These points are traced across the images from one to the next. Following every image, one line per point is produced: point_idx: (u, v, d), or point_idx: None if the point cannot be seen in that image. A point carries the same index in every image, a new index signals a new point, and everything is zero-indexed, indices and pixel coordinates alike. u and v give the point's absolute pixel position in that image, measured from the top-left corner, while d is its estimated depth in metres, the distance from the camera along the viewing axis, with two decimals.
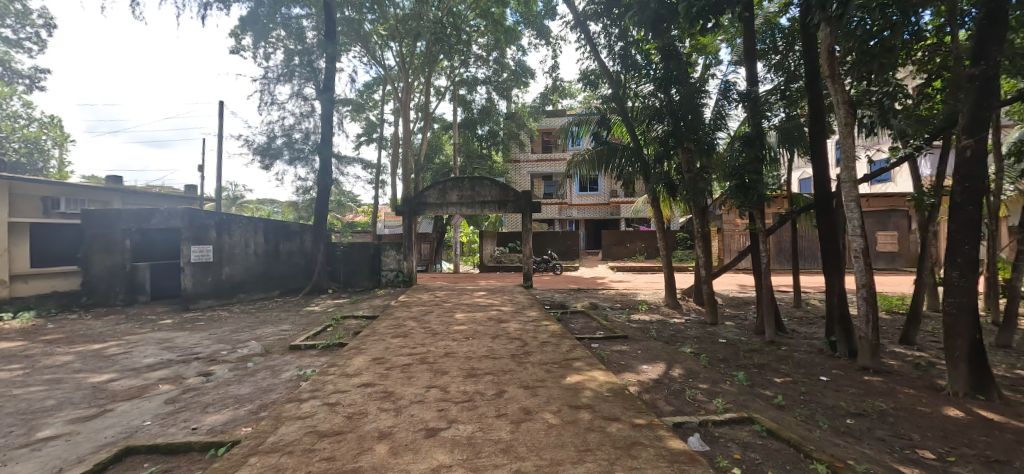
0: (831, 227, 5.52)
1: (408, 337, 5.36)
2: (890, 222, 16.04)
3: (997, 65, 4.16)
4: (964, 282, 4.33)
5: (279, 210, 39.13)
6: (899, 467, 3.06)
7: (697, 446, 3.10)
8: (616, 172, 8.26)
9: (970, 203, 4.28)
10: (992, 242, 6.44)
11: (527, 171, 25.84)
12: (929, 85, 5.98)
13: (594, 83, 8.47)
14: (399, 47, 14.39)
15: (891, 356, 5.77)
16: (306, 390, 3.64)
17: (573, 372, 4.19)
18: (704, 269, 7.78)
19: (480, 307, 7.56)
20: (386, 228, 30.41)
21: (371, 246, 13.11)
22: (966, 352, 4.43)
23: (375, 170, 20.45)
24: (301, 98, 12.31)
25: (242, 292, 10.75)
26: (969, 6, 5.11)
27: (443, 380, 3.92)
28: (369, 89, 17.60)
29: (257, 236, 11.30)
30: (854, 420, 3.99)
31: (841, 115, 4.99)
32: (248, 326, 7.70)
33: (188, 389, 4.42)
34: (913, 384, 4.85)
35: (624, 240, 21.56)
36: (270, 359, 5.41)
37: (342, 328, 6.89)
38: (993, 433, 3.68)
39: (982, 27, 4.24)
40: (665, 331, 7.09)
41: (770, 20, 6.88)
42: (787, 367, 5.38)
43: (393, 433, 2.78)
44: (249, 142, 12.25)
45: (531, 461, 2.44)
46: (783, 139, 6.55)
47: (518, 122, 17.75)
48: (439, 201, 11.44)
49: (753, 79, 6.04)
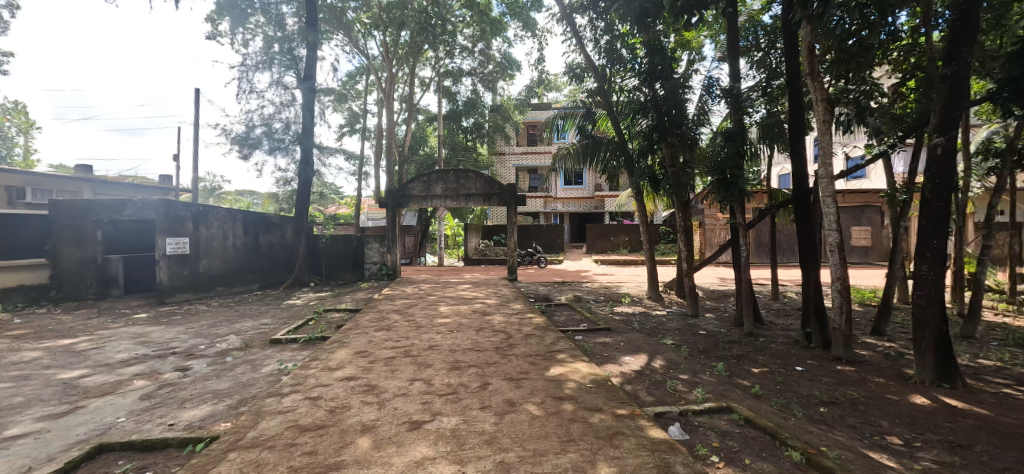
0: (810, 221, 5.61)
1: (391, 331, 5.31)
2: (864, 217, 16.54)
3: (969, 66, 4.30)
4: (932, 275, 4.51)
5: (259, 202, 38.55)
6: (869, 453, 3.20)
7: (677, 435, 3.22)
8: (601, 165, 8.32)
9: (940, 199, 4.43)
10: (958, 237, 6.65)
11: (513, 164, 25.79)
12: (904, 84, 6.12)
13: (580, 77, 8.46)
14: (383, 36, 13.91)
15: (864, 347, 5.97)
16: (287, 384, 3.57)
17: (556, 364, 4.22)
18: (686, 262, 7.87)
19: (465, 300, 7.54)
20: (369, 220, 30.11)
21: (355, 239, 12.97)
22: (934, 342, 4.63)
23: (358, 162, 20.13)
24: (280, 87, 11.93)
25: (221, 285, 10.49)
26: (943, 6, 5.22)
27: (427, 373, 3.90)
28: (352, 79, 17.17)
29: (236, 228, 11.02)
30: (827, 408, 4.12)
31: (819, 112, 5.06)
32: (227, 320, 7.55)
33: (165, 384, 4.31)
34: (883, 374, 5.03)
35: (608, 233, 21.78)
36: (250, 354, 5.31)
37: (325, 321, 6.83)
38: (956, 419, 3.88)
39: (955, 28, 4.36)
40: (647, 324, 7.20)
41: (753, 17, 6.89)
42: (764, 358, 5.54)
43: (375, 427, 2.76)
44: (226, 131, 11.80)
45: (515, 452, 2.46)
46: (764, 135, 6.66)
47: (503, 115, 17.75)
48: (423, 194, 11.30)
49: (736, 75, 6.09)
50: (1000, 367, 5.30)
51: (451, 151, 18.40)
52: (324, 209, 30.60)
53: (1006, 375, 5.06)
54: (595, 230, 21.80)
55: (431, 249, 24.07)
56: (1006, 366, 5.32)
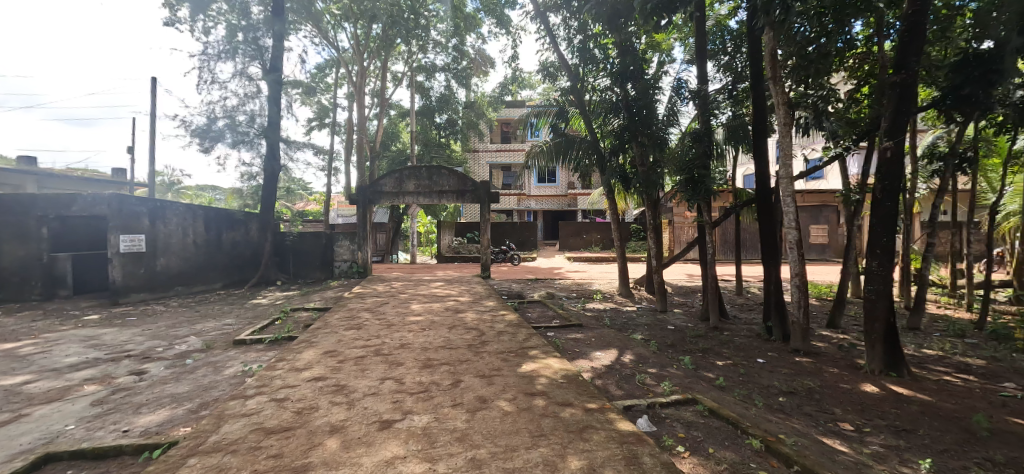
0: (771, 220, 5.85)
1: (362, 330, 5.21)
2: (821, 216, 17.39)
3: (915, 75, 4.58)
4: (882, 271, 4.80)
5: (222, 198, 36.88)
6: (823, 439, 3.39)
7: (645, 427, 3.31)
8: (574, 164, 8.41)
9: (888, 199, 4.71)
10: (905, 235, 7.06)
11: (486, 161, 25.73)
12: (858, 90, 6.41)
13: (553, 75, 8.50)
14: (354, 28, 13.52)
15: (820, 339, 6.29)
16: (252, 386, 3.44)
17: (528, 360, 4.25)
18: (655, 260, 8.05)
19: (437, 298, 7.49)
20: (339, 217, 29.37)
21: (324, 237, 12.54)
22: (882, 334, 4.93)
23: (328, 157, 19.60)
24: (244, 78, 11.47)
25: (180, 284, 9.99)
26: (894, 18, 5.53)
27: (398, 371, 3.84)
28: (321, 72, 16.68)
29: (197, 225, 10.53)
30: (786, 398, 4.33)
31: (780, 115, 5.26)
32: (187, 320, 7.21)
33: (119, 389, 4.08)
34: (837, 364, 5.31)
35: (580, 231, 22.07)
36: (212, 355, 5.09)
37: (293, 321, 6.64)
38: (902, 405, 4.15)
39: (904, 39, 4.63)
40: (618, 319, 7.35)
41: (720, 22, 7.09)
42: (728, 351, 5.75)
43: (344, 427, 2.71)
44: (185, 122, 11.24)
45: (486, 448, 2.46)
46: (730, 137, 6.90)
47: (477, 111, 17.65)
48: (396, 190, 11.14)
49: (703, 78, 6.28)
50: (941, 356, 5.69)
51: (424, 148, 18.50)
52: (292, 205, 29.68)
53: (946, 363, 5.45)
54: (568, 228, 22.04)
55: (404, 246, 23.75)
56: (946, 356, 5.72)
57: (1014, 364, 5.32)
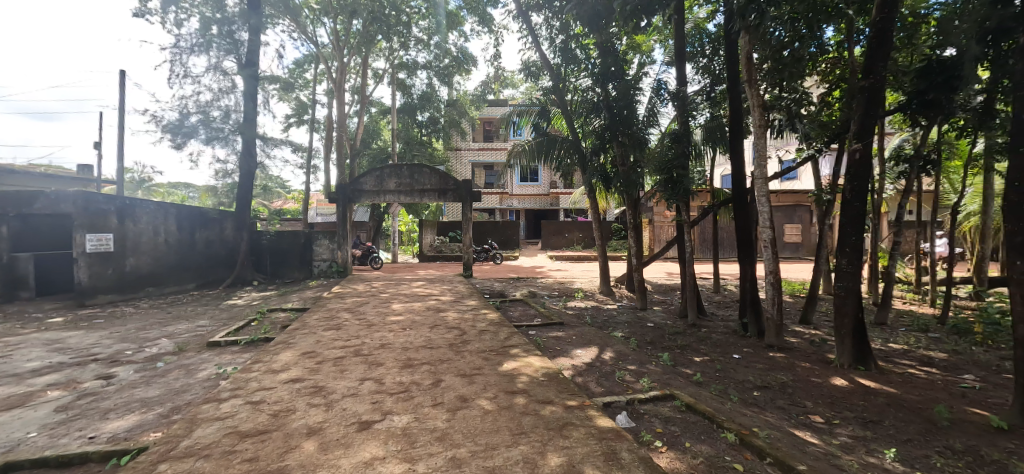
0: (747, 219, 6.00)
1: (341, 330, 5.14)
2: (795, 216, 17.91)
3: (882, 80, 4.76)
4: (851, 268, 4.98)
5: (195, 197, 35.74)
6: (794, 432, 3.50)
7: (624, 423, 3.37)
8: (555, 163, 8.45)
9: (857, 200, 4.88)
10: (873, 234, 7.33)
11: (469, 160, 25.62)
12: (830, 93, 6.60)
13: (535, 74, 8.52)
14: (333, 24, 13.25)
15: (793, 335, 6.48)
16: (226, 389, 3.35)
17: (510, 359, 4.26)
18: (636, 258, 8.18)
19: (419, 297, 7.44)
20: (318, 216, 28.82)
21: (302, 236, 12.33)
22: (851, 329, 5.12)
23: (307, 154, 19.19)
24: (219, 72, 11.13)
25: (150, 285, 9.66)
26: (864, 24, 5.72)
27: (378, 371, 3.80)
28: (299, 67, 16.34)
29: (168, 223, 10.20)
30: (760, 392, 4.46)
31: (755, 117, 5.39)
32: (158, 322, 6.97)
33: (85, 394, 3.93)
34: (809, 359, 5.49)
35: (563, 230, 22.21)
36: (185, 358, 4.94)
37: (270, 322, 6.50)
38: (869, 398, 4.32)
39: (873, 45, 4.80)
40: (599, 317, 7.44)
41: (699, 25, 7.18)
42: (705, 347, 5.88)
43: (322, 429, 2.67)
44: (155, 118, 10.86)
45: (467, 447, 2.46)
46: (708, 138, 7.03)
47: (460, 110, 17.53)
48: (376, 189, 10.99)
49: (682, 79, 6.39)
50: (906, 350, 5.94)
51: (405, 147, 18.71)
52: (269, 204, 28.96)
53: (911, 357, 5.69)
54: (550, 227, 22.13)
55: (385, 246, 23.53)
56: (911, 349, 5.97)
57: (973, 357, 5.59)
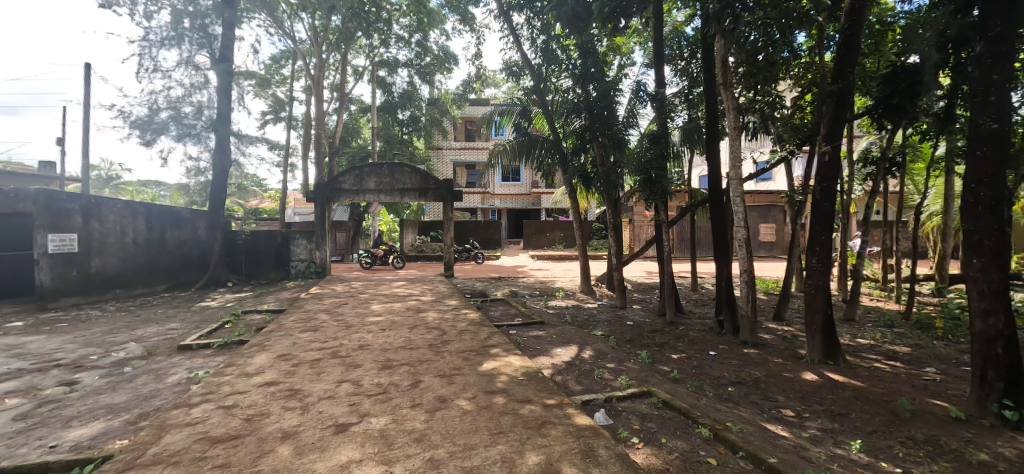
0: (722, 219, 6.14)
1: (318, 331, 5.06)
2: (769, 215, 18.42)
3: (850, 85, 4.93)
4: (821, 266, 5.15)
5: (166, 196, 34.51)
6: (766, 425, 3.61)
7: (601, 420, 3.42)
8: (536, 163, 8.48)
9: (826, 201, 5.06)
10: (843, 233, 7.59)
11: (451, 159, 25.50)
12: (802, 97, 6.81)
13: (516, 74, 8.54)
14: (312, 19, 12.99)
15: (767, 331, 6.67)
16: (197, 394, 3.25)
17: (490, 358, 4.27)
18: (616, 257, 8.29)
19: (399, 297, 7.37)
20: (296, 215, 28.22)
21: (278, 236, 12.01)
22: (821, 326, 5.31)
23: (284, 152, 18.74)
24: (191, 67, 10.79)
25: (118, 287, 9.30)
26: (833, 31, 5.93)
27: (356, 373, 3.76)
28: (276, 63, 15.95)
29: (137, 222, 9.83)
30: (735, 387, 4.58)
31: (730, 120, 5.52)
32: (126, 326, 6.72)
33: (46, 401, 3.76)
34: (782, 354, 5.67)
35: (544, 229, 22.32)
36: (154, 362, 4.79)
37: (244, 324, 6.35)
38: (837, 391, 4.49)
39: (841, 51, 4.96)
40: (579, 316, 7.51)
41: (677, 28, 7.27)
42: (682, 344, 6.01)
43: (298, 433, 2.63)
44: (123, 113, 10.46)
45: (445, 448, 2.46)
46: (685, 138, 7.16)
47: (441, 109, 17.43)
48: (355, 188, 10.83)
49: (661, 81, 6.50)
50: (873, 345, 6.18)
51: (386, 144, 18.08)
52: (243, 202, 28.16)
53: (877, 351, 5.93)
54: (532, 226, 22.20)
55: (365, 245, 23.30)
56: (877, 344, 6.22)
57: (934, 350, 5.86)
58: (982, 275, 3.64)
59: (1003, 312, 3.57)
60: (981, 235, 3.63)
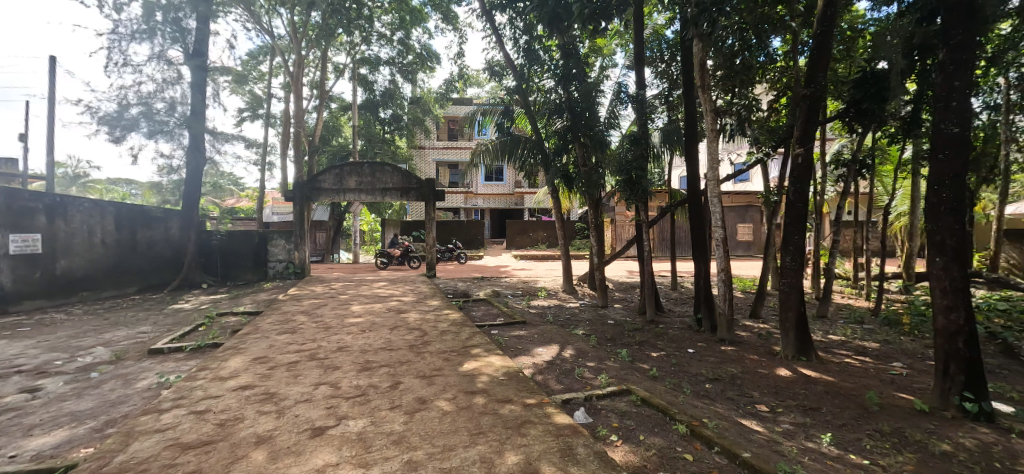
0: (701, 219, 6.27)
1: (296, 333, 4.98)
2: (746, 215, 18.86)
3: (821, 89, 5.08)
4: (794, 265, 5.31)
5: (135, 195, 33.36)
6: (741, 421, 3.71)
7: (581, 419, 3.46)
8: (519, 162, 8.50)
9: (800, 201, 5.22)
10: (816, 232, 7.82)
11: (433, 158, 25.35)
12: (777, 100, 6.98)
13: (499, 74, 8.54)
14: (290, 15, 12.73)
15: (744, 329, 6.84)
16: (168, 399, 3.17)
17: (471, 359, 4.27)
18: (597, 257, 8.38)
19: (379, 298, 7.31)
20: (274, 215, 27.64)
21: (255, 236, 11.89)
22: (795, 323, 5.46)
23: (261, 150, 18.32)
24: (163, 62, 10.46)
25: (85, 289, 8.97)
26: (807, 36, 6.10)
27: (334, 375, 3.72)
28: (253, 59, 15.56)
29: (105, 222, 9.50)
30: (712, 384, 4.69)
31: (708, 122, 5.60)
32: (93, 330, 6.49)
33: (5, 409, 3.60)
34: (757, 351, 5.82)
35: (527, 229, 22.38)
36: (122, 367, 4.64)
37: (219, 327, 6.21)
38: (809, 386, 4.64)
39: (814, 56, 5.10)
40: (561, 315, 7.58)
41: (658, 31, 7.37)
42: (661, 343, 6.12)
43: (273, 437, 2.59)
44: (90, 108, 10.08)
45: (424, 449, 2.46)
46: (665, 140, 7.29)
47: (424, 108, 17.29)
48: (335, 187, 10.68)
49: (641, 83, 6.58)
50: (844, 341, 6.40)
51: (366, 143, 17.68)
52: (219, 202, 27.45)
53: (847, 347, 6.15)
54: (515, 226, 22.22)
55: (346, 245, 22.99)
56: (848, 340, 6.45)
57: (901, 346, 6.10)
58: (945, 274, 3.80)
59: (963, 308, 3.74)
60: (943, 235, 3.79)
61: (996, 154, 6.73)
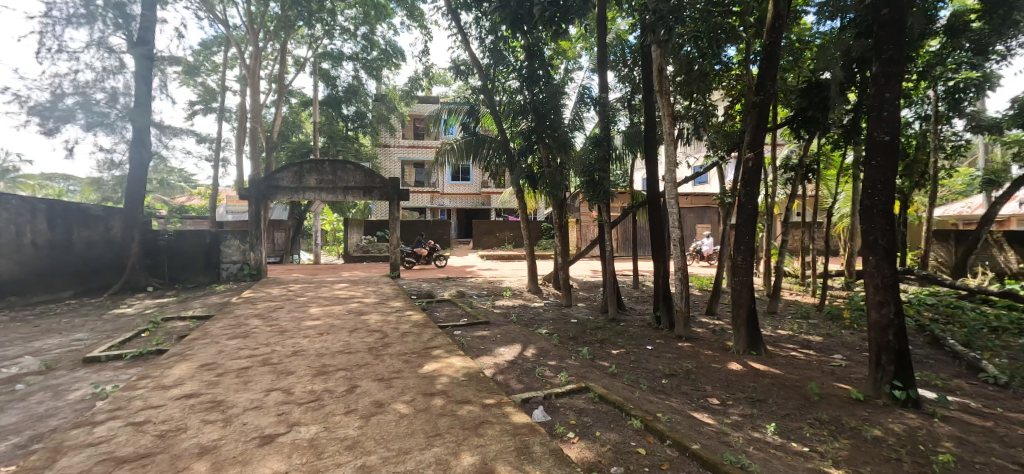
0: (660, 219, 6.48)
1: (248, 338, 4.82)
2: (705, 216, 19.66)
3: (770, 98, 5.36)
4: (744, 264, 5.59)
5: (72, 192, 31.00)
6: (693, 414, 3.89)
7: (540, 417, 3.55)
8: (484, 162, 8.48)
9: (749, 204, 5.50)
10: (767, 233, 8.23)
11: (398, 156, 24.99)
12: (732, 106, 7.28)
13: (464, 73, 8.49)
14: (247, 4, 12.17)
15: (700, 325, 7.15)
16: (103, 410, 3.00)
17: (431, 360, 4.27)
18: (562, 257, 8.51)
19: (340, 300, 7.16)
20: (229, 214, 26.40)
21: (207, 236, 11.36)
22: (746, 319, 5.76)
23: (214, 146, 17.46)
24: (103, 49, 9.79)
25: (13, 294, 8.28)
26: (758, 46, 6.40)
27: (287, 381, 3.63)
28: (207, 48, 14.77)
29: (36, 221, 8.77)
30: (668, 379, 4.89)
31: (667, 126, 5.78)
32: (20, 338, 6.03)
33: None
34: (711, 346, 6.10)
35: (494, 229, 22.44)
36: (53, 378, 4.35)
37: (164, 332, 5.91)
38: (758, 379, 4.92)
39: (763, 67, 5.36)
40: (525, 315, 7.68)
41: (621, 36, 7.55)
42: (622, 340, 6.31)
43: (217, 447, 2.52)
44: (18, 96, 9.30)
45: (378, 454, 2.45)
46: (627, 142, 7.49)
47: (389, 105, 17.02)
48: (295, 185, 10.32)
49: (604, 87, 6.71)
50: (791, 335, 6.80)
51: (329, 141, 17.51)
52: (168, 200, 25.89)
53: (794, 341, 6.54)
54: (481, 226, 22.20)
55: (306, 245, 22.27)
56: (795, 335, 6.86)
57: (842, 339, 6.54)
58: (877, 272, 4.11)
59: (893, 303, 4.06)
60: (875, 236, 4.10)
61: (925, 161, 7.30)
